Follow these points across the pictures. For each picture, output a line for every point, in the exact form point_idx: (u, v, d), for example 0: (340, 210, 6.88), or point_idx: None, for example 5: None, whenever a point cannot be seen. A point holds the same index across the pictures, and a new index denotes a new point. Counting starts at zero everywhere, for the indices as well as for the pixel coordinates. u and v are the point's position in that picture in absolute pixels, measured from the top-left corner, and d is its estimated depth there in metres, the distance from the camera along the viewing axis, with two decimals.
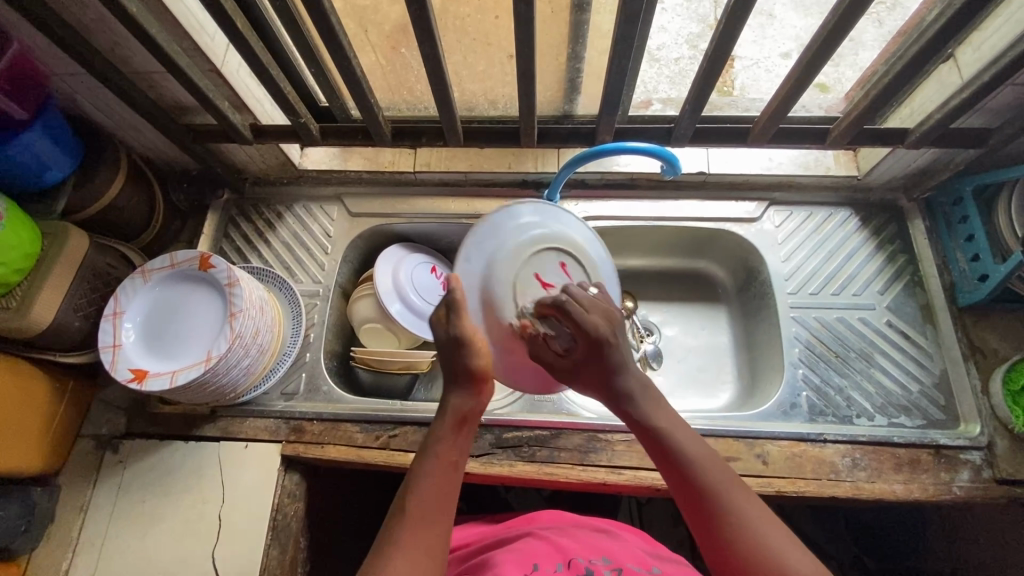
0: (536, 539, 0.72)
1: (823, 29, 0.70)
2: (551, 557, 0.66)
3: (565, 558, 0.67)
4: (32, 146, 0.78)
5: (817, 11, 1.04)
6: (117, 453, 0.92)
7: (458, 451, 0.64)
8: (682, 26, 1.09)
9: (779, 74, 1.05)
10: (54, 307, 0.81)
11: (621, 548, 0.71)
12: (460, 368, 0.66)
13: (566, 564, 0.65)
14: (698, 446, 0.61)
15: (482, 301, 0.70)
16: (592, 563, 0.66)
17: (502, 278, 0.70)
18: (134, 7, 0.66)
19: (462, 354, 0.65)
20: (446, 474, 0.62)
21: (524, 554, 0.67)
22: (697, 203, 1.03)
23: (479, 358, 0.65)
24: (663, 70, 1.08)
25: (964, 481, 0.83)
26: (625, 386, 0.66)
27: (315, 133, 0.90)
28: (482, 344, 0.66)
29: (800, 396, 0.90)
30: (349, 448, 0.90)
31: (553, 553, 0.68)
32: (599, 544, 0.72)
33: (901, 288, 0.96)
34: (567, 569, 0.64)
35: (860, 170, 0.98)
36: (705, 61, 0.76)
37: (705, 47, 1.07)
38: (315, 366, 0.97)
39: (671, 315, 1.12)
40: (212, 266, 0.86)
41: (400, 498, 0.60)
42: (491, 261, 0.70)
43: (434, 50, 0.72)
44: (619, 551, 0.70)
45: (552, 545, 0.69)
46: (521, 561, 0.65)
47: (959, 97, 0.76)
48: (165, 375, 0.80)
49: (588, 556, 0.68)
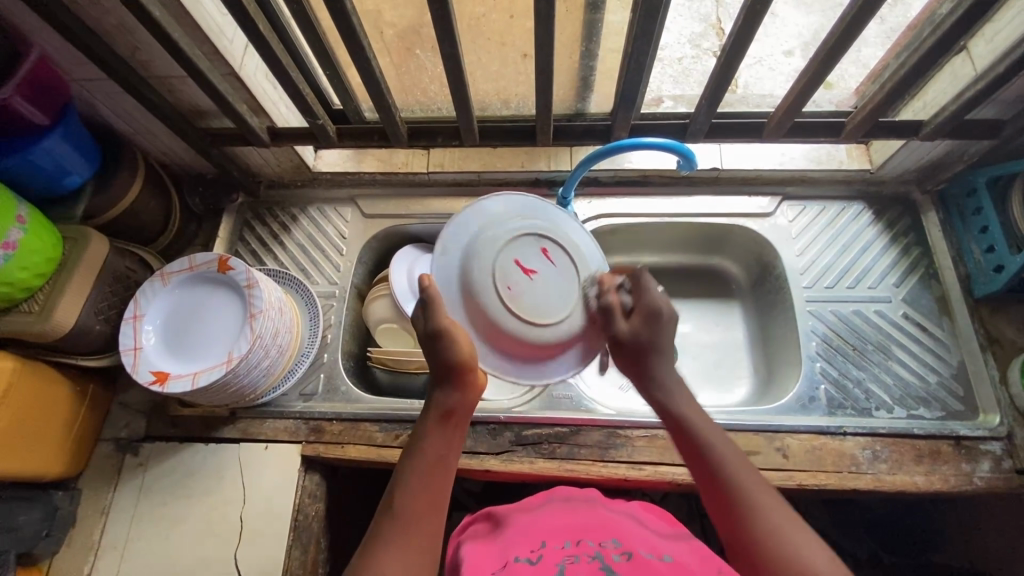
0: (550, 516, 0.73)
1: (838, 26, 0.70)
2: (559, 535, 0.68)
3: (574, 538, 0.68)
4: (53, 151, 0.79)
5: (821, 8, 1.05)
6: (138, 455, 0.92)
7: (445, 445, 0.64)
8: (685, 25, 1.10)
9: (783, 72, 1.05)
10: (75, 311, 0.82)
11: (636, 530, 0.70)
12: (442, 360, 0.65)
13: (573, 543, 0.67)
14: (725, 443, 0.62)
15: (459, 295, 0.69)
16: (601, 546, 0.66)
17: (479, 269, 0.68)
18: (157, 11, 0.66)
19: (439, 347, 0.64)
20: (436, 468, 0.63)
21: (535, 533, 0.69)
22: (710, 199, 1.03)
23: (454, 348, 0.64)
24: (667, 69, 1.09)
25: (985, 472, 0.83)
26: (661, 370, 0.68)
27: (332, 134, 0.91)
28: (458, 334, 0.65)
29: (818, 389, 0.90)
30: (368, 447, 0.90)
31: (563, 533, 0.69)
32: (614, 524, 0.71)
33: (916, 281, 0.96)
34: (571, 548, 0.65)
35: (872, 163, 0.99)
36: (720, 62, 0.77)
37: (709, 46, 1.08)
38: (333, 367, 0.97)
39: (686, 311, 1.12)
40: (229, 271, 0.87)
41: (393, 489, 0.62)
42: (462, 257, 0.69)
43: (454, 50, 0.73)
44: (634, 535, 0.69)
45: (565, 525, 0.71)
46: (530, 540, 0.68)
47: (973, 88, 0.76)
48: (187, 376, 0.80)
49: (598, 538, 0.68)
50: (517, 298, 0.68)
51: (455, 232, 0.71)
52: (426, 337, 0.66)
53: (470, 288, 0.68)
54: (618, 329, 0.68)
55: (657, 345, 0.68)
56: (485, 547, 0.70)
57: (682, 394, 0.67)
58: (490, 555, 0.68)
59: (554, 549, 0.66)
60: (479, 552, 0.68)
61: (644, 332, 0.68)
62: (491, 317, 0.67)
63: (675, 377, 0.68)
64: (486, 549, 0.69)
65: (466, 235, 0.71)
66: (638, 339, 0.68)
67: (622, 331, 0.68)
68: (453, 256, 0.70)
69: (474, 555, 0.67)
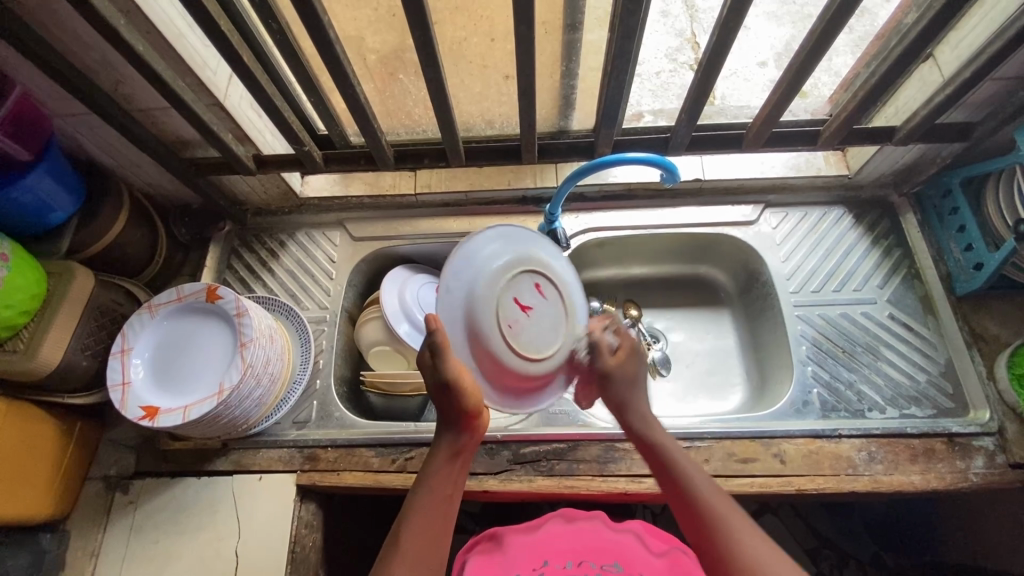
0: (555, 528, 0.83)
1: (811, 36, 0.71)
2: (563, 555, 0.80)
3: (576, 557, 0.80)
4: (36, 188, 0.78)
5: (791, 21, 1.11)
6: (128, 493, 0.90)
7: (451, 484, 0.66)
8: (661, 41, 1.14)
9: (757, 81, 1.09)
10: (61, 347, 0.80)
11: (633, 546, 0.80)
12: (451, 411, 0.67)
13: (575, 564, 0.79)
14: (699, 474, 0.66)
15: (464, 335, 0.68)
16: (602, 569, 0.78)
17: (484, 298, 0.68)
18: (140, 45, 0.66)
19: (449, 395, 0.65)
20: (443, 505, 0.65)
21: (541, 548, 0.81)
22: (696, 209, 1.05)
23: (466, 398, 0.65)
24: (646, 84, 1.12)
25: (979, 468, 0.84)
26: (637, 406, 0.73)
27: (319, 160, 0.91)
28: (467, 382, 0.65)
29: (811, 393, 0.91)
30: (365, 473, 0.88)
31: (566, 550, 0.80)
32: (614, 536, 0.81)
33: (899, 281, 0.98)
34: (573, 570, 0.78)
35: (850, 169, 1.02)
36: (698, 75, 0.78)
37: (684, 60, 1.12)
38: (326, 393, 0.96)
39: (676, 321, 1.13)
40: (218, 302, 0.87)
41: (397, 528, 0.63)
42: (467, 292, 0.68)
43: (437, 73, 0.73)
44: (626, 551, 0.80)
45: (569, 537, 0.82)
46: (533, 556, 0.80)
47: (943, 94, 0.78)
48: (178, 409, 0.79)
49: (598, 557, 0.79)
50: (516, 333, 0.69)
51: (471, 248, 0.70)
52: (436, 388, 0.66)
53: (471, 322, 0.67)
54: (603, 360, 0.74)
55: (635, 377, 0.74)
56: (489, 553, 0.81)
57: (658, 429, 0.72)
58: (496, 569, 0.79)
59: (556, 569, 0.79)
60: (485, 561, 0.80)
61: (625, 365, 0.74)
62: (494, 355, 0.68)
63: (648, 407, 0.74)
64: (491, 559, 0.80)
65: (475, 265, 0.69)
66: (620, 373, 0.74)
67: (605, 363, 0.74)
68: (455, 293, 0.68)
69: (482, 565, 0.79)
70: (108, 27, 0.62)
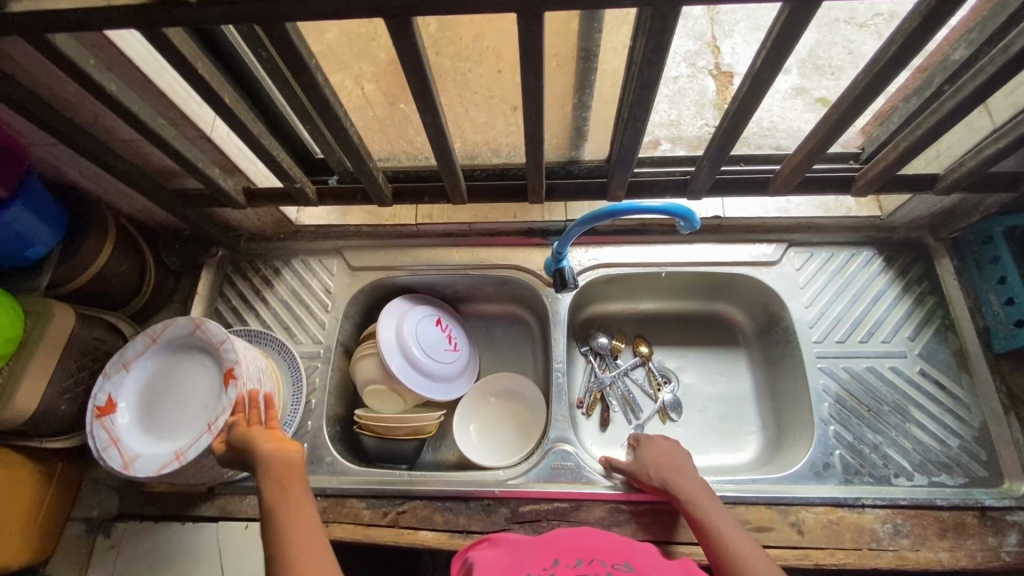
0: (567, 532, 0.71)
1: (852, 89, 0.63)
2: (571, 552, 0.66)
3: (587, 555, 0.65)
4: (13, 223, 0.74)
5: (816, 25, 1.01)
6: (109, 537, 0.86)
7: (295, 505, 0.66)
8: (682, 43, 1.08)
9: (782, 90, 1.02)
10: (38, 392, 0.77)
11: (650, 555, 0.67)
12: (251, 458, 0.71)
13: (586, 561, 0.64)
14: (726, 520, 0.72)
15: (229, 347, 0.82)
16: (613, 567, 0.63)
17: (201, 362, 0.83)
18: (116, 86, 0.61)
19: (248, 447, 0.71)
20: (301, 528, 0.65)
21: (548, 549, 0.67)
22: (713, 246, 0.99)
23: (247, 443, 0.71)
24: (664, 88, 1.05)
25: (1012, 546, 0.77)
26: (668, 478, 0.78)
27: (311, 194, 0.85)
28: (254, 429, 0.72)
29: (833, 455, 0.85)
30: (355, 526, 0.84)
31: (576, 550, 0.67)
32: (627, 543, 0.69)
33: (931, 335, 0.91)
34: (584, 567, 0.63)
35: (883, 211, 0.95)
36: (726, 116, 0.68)
37: (704, 65, 1.06)
38: (317, 435, 0.91)
39: (689, 361, 1.06)
40: (131, 404, 0.80)
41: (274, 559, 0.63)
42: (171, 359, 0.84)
43: (435, 118, 0.65)
44: (643, 557, 0.66)
45: (577, 541, 0.68)
46: (543, 556, 0.66)
47: (993, 146, 0.70)
48: (174, 458, 0.75)
49: (610, 557, 0.65)
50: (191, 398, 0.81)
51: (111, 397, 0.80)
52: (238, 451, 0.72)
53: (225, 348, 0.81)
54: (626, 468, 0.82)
55: (663, 459, 0.81)
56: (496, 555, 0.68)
57: (689, 478, 0.78)
58: (499, 565, 0.66)
59: (565, 567, 0.64)
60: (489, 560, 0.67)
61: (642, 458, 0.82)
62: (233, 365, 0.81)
63: (683, 467, 0.79)
64: (499, 556, 0.68)
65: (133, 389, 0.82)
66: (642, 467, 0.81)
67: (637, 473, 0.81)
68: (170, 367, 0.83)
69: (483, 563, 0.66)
70: (77, 68, 0.56)
